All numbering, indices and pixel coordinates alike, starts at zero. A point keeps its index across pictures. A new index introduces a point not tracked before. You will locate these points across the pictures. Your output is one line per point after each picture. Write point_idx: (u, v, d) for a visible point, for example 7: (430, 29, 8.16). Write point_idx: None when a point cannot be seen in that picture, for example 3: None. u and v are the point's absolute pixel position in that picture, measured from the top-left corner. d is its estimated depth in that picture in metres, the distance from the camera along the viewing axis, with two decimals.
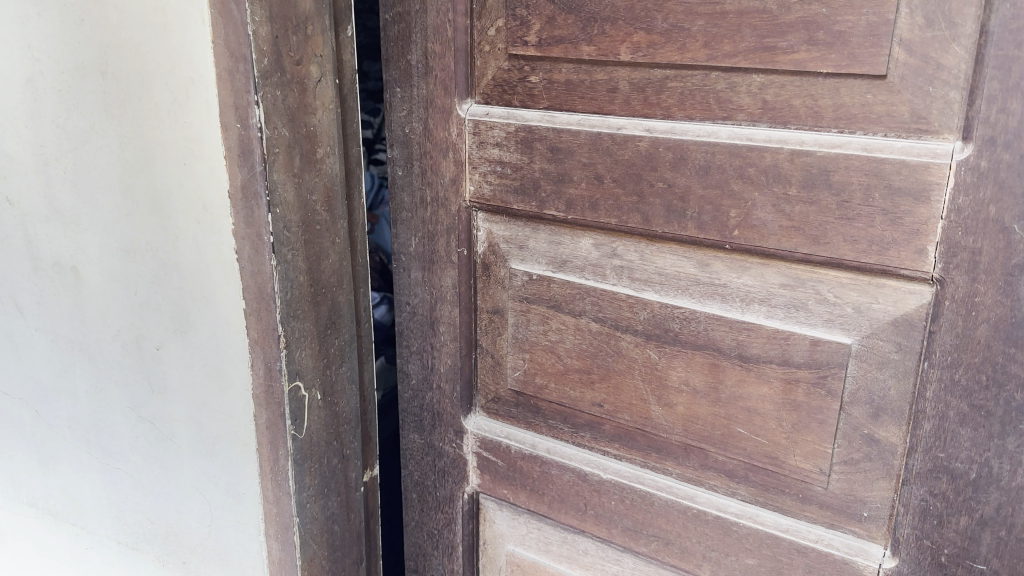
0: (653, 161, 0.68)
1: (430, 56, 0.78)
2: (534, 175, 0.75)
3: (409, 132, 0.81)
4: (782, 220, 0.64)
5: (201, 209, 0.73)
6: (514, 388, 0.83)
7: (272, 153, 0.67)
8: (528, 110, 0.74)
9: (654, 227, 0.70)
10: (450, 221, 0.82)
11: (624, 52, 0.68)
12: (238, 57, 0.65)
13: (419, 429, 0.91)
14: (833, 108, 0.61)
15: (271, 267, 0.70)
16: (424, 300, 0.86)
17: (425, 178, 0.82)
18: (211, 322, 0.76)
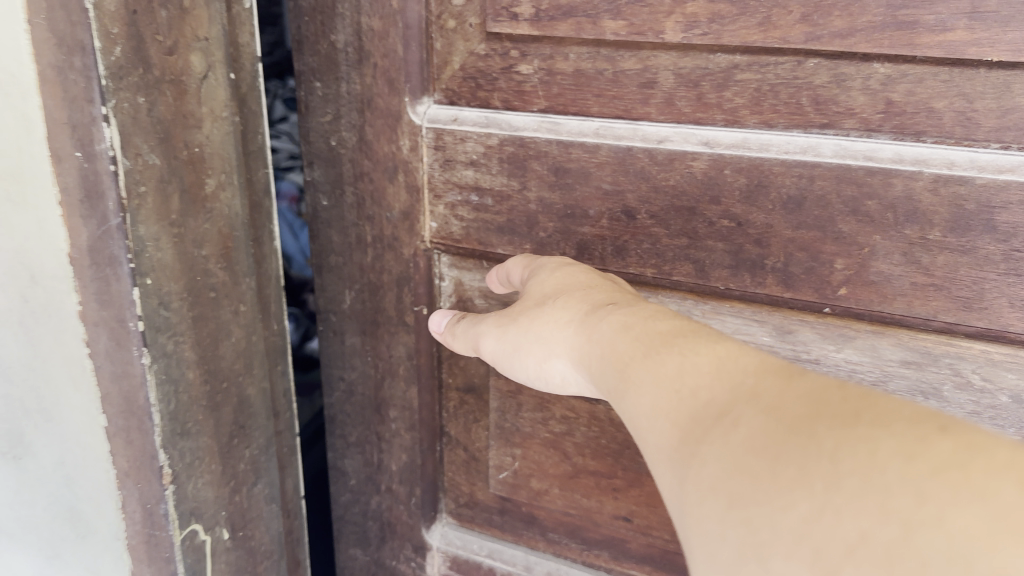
0: (714, 188, 0.47)
1: (366, 36, 0.53)
2: (528, 207, 0.52)
3: (337, 144, 0.57)
4: (915, 275, 0.44)
5: (28, 280, 0.44)
6: (499, 492, 0.61)
7: (137, 195, 0.42)
8: (516, 114, 0.52)
9: (712, 282, 0.49)
10: (401, 269, 0.58)
11: (671, 30, 0.45)
12: (72, 45, 0.38)
13: (362, 543, 0.68)
14: (1000, 113, 0.41)
15: (143, 370, 0.45)
16: (366, 375, 0.62)
17: (363, 210, 0.58)
18: (59, 444, 0.49)
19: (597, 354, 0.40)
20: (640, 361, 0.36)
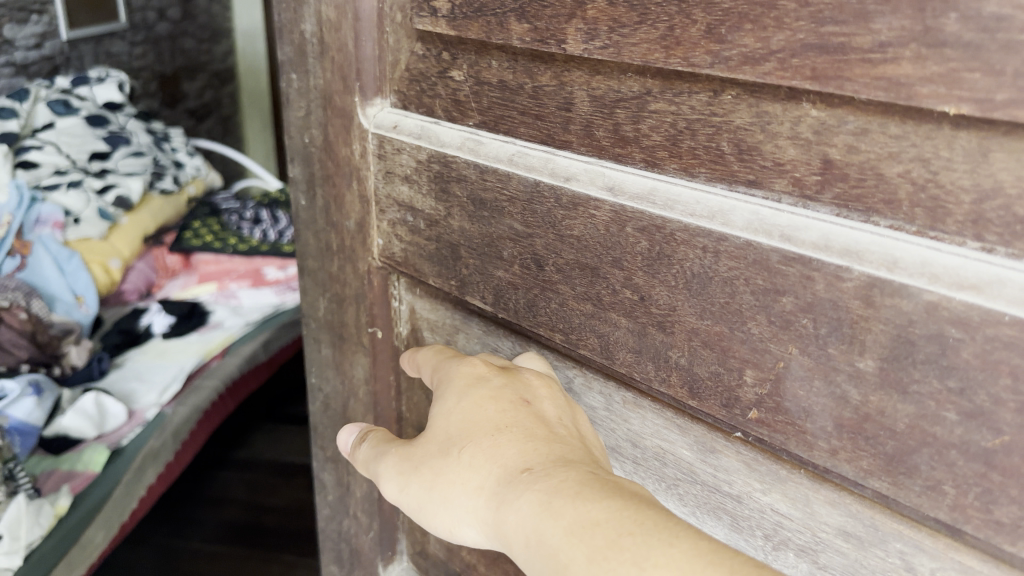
0: (616, 249, 0.36)
1: (324, 28, 0.49)
2: (453, 237, 0.44)
3: (310, 143, 0.53)
4: (840, 414, 0.30)
5: None
6: (446, 545, 0.55)
7: None
8: (450, 128, 0.44)
9: (617, 365, 0.38)
10: (357, 286, 0.53)
11: (573, 38, 0.35)
12: None
13: (338, 563, 0.65)
14: (976, 195, 0.26)
15: None
16: (338, 389, 0.59)
17: (331, 216, 0.53)
18: None
19: (518, 540, 0.33)
20: (582, 566, 0.30)
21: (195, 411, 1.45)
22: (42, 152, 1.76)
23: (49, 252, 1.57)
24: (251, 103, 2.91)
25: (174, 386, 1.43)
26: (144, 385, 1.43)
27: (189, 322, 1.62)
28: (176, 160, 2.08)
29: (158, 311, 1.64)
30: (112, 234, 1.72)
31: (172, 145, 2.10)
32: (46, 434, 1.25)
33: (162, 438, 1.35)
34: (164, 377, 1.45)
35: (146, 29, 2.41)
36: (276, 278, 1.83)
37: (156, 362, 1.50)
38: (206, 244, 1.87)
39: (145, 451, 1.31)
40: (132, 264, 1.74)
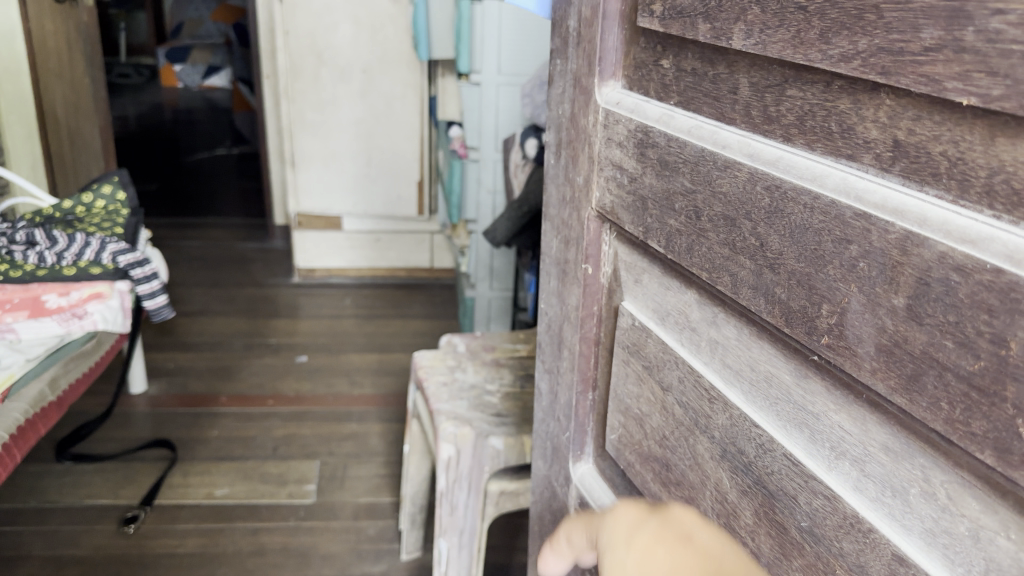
0: (748, 203, 0.54)
1: (582, 23, 0.74)
2: (644, 192, 0.67)
3: (563, 113, 0.80)
4: (880, 339, 0.45)
5: None
6: (615, 446, 0.79)
7: None
8: (655, 106, 0.66)
9: (739, 297, 0.56)
10: (580, 229, 0.79)
11: (736, 36, 0.54)
12: None
13: (547, 455, 0.95)
14: (988, 171, 0.39)
15: None
16: (557, 313, 0.87)
17: (569, 171, 0.81)
18: None
19: None
20: None
21: None
22: None
23: None
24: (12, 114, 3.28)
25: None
26: None
27: None
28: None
29: None
30: None
31: None
32: None
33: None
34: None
35: None
36: (59, 306, 2.06)
37: None
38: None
39: None
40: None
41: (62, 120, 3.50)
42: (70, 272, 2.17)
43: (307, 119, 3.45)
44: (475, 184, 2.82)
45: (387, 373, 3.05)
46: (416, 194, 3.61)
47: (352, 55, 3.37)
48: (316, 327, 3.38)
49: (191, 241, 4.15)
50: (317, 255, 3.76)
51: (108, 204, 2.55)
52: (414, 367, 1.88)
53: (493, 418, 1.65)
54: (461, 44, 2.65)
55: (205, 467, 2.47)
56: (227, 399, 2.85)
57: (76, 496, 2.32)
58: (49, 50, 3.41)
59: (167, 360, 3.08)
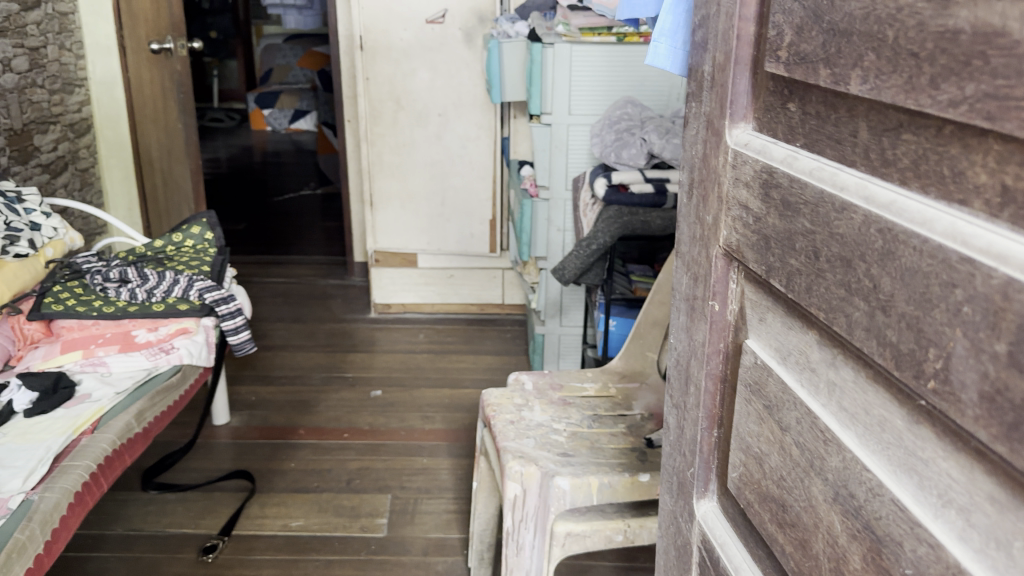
0: (863, 245, 0.54)
1: (715, 68, 0.76)
2: (767, 232, 0.67)
3: (694, 154, 0.82)
4: (982, 385, 0.45)
5: None
6: (736, 485, 0.78)
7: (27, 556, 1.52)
8: (781, 147, 0.66)
9: (853, 339, 0.56)
10: (709, 266, 0.80)
11: (855, 81, 0.55)
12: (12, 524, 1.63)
13: (672, 491, 0.95)
14: None
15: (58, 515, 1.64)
16: (686, 348, 0.87)
17: (699, 210, 0.81)
18: None
19: None
20: None
21: (66, 497, 1.67)
22: None
23: None
24: (110, 157, 3.81)
25: (40, 470, 1.70)
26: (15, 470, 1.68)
27: (54, 395, 1.96)
28: (31, 223, 2.36)
29: (18, 387, 1.96)
30: None
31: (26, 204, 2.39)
32: None
33: (28, 532, 1.54)
34: (29, 462, 1.72)
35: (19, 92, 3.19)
36: (148, 341, 2.20)
37: (24, 442, 1.80)
38: (82, 311, 2.24)
39: (13, 545, 1.50)
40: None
41: (156, 164, 3.78)
42: (159, 308, 2.29)
43: (384, 161, 3.55)
44: (544, 223, 2.83)
45: (459, 408, 3.07)
46: (489, 233, 3.65)
47: (430, 99, 3.46)
48: (389, 362, 3.43)
49: (274, 279, 4.29)
50: (392, 291, 3.82)
51: (197, 243, 2.66)
52: (483, 405, 1.90)
53: (560, 458, 1.65)
54: (533, 87, 2.71)
55: (281, 499, 2.52)
56: (304, 432, 2.91)
57: (159, 525, 2.40)
58: (144, 98, 3.68)
59: (249, 393, 3.17)
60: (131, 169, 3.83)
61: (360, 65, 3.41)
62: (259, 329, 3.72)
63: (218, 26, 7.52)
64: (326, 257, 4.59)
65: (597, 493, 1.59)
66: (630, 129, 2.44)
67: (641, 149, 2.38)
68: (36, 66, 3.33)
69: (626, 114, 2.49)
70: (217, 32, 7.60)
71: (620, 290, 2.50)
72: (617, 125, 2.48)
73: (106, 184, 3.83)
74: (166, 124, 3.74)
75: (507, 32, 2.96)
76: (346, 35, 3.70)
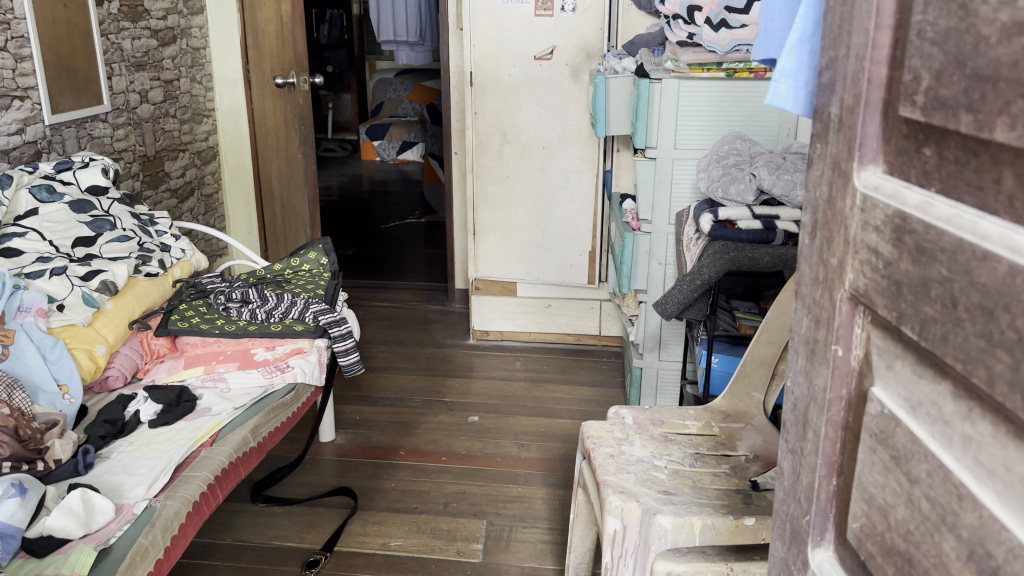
0: (1007, 296, 0.53)
1: (843, 109, 0.74)
2: (900, 277, 0.65)
3: (818, 195, 0.80)
4: None
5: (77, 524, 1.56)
6: (856, 537, 0.75)
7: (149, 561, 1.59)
8: (916, 191, 0.64)
9: (994, 393, 0.54)
10: (832, 309, 0.78)
11: (1001, 127, 0.53)
12: None
13: (784, 538, 0.92)
14: None
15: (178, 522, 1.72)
16: (805, 391, 0.85)
17: (823, 252, 0.80)
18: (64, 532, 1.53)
19: None
20: None
21: (186, 504, 1.75)
22: (28, 240, 2.16)
23: (34, 340, 1.97)
24: (233, 184, 4.02)
25: (163, 478, 1.79)
26: (140, 479, 1.78)
27: (177, 407, 2.07)
28: (162, 243, 2.53)
29: (145, 400, 2.09)
30: (101, 323, 2.16)
31: (157, 228, 2.58)
32: (30, 533, 1.53)
33: (151, 537, 1.63)
34: (153, 470, 1.82)
35: (153, 122, 3.43)
36: (265, 359, 2.29)
37: (150, 451, 1.90)
38: (206, 329, 2.36)
39: (136, 549, 1.58)
40: (115, 348, 2.19)
41: (275, 191, 3.95)
42: (276, 329, 2.38)
43: (489, 192, 3.62)
44: (645, 256, 2.82)
45: (554, 438, 3.06)
46: (588, 264, 3.65)
47: (535, 133, 3.50)
48: (487, 388, 3.46)
49: (379, 303, 4.41)
50: (491, 319, 3.87)
51: (312, 267, 2.77)
52: (582, 437, 1.89)
53: (661, 496, 1.63)
54: (637, 121, 2.71)
55: (382, 518, 2.57)
56: (404, 453, 2.96)
57: (266, 537, 2.48)
58: (267, 129, 3.87)
59: (353, 412, 3.26)
60: (250, 196, 4.03)
61: (469, 100, 3.50)
62: (364, 351, 3.82)
63: (335, 60, 7.86)
64: (429, 283, 4.69)
65: (700, 534, 1.56)
66: (739, 164, 2.41)
67: (750, 184, 2.34)
68: (170, 98, 3.56)
69: (735, 149, 2.47)
70: (333, 66, 7.95)
71: (723, 327, 2.45)
72: (726, 159, 2.45)
73: (229, 210, 4.06)
74: (287, 156, 3.85)
75: (615, 68, 2.98)
76: (456, 71, 3.81)
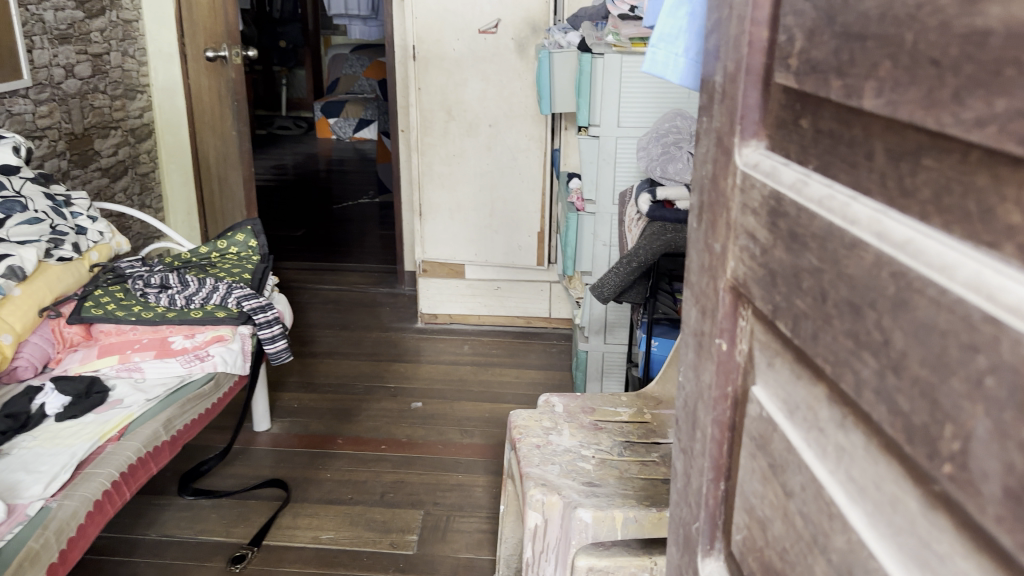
0: (873, 291, 0.46)
1: (727, 79, 0.67)
2: (774, 267, 0.58)
3: (705, 173, 0.73)
4: (1007, 478, 0.36)
5: None
6: (740, 550, 0.69)
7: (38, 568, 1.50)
8: (793, 169, 0.57)
9: (861, 401, 0.48)
10: (716, 300, 0.71)
11: (869, 95, 0.46)
12: None
13: (678, 543, 0.85)
14: None
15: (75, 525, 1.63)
16: (693, 388, 0.78)
17: (708, 238, 0.73)
18: None
19: None
20: None
21: (85, 505, 1.67)
22: None
23: None
24: (170, 162, 3.88)
25: (63, 476, 1.69)
26: (37, 477, 1.68)
27: (87, 399, 1.98)
28: (77, 226, 2.42)
29: (52, 391, 1.97)
30: (7, 312, 2.05)
31: (73, 210, 2.45)
32: None
33: (43, 540, 1.53)
34: (53, 468, 1.72)
35: (80, 97, 3.29)
36: (184, 348, 2.20)
37: (53, 447, 1.80)
38: (122, 316, 2.25)
39: (26, 553, 1.49)
40: (23, 337, 2.09)
41: (212, 169, 3.82)
42: (197, 315, 2.28)
43: (435, 171, 3.52)
44: (590, 237, 2.75)
45: (497, 424, 2.99)
46: (537, 246, 3.58)
47: (481, 110, 3.41)
48: (433, 373, 3.38)
49: (326, 286, 4.30)
50: (438, 302, 3.78)
51: (241, 250, 2.67)
52: (509, 427, 1.81)
53: (584, 488, 1.56)
54: (580, 98, 2.63)
55: (314, 510, 2.48)
56: (342, 441, 2.88)
57: (191, 531, 2.38)
58: (203, 105, 3.72)
59: (292, 399, 3.16)
60: (189, 175, 3.89)
61: (412, 75, 3.39)
62: (308, 336, 3.72)
63: (288, 36, 7.66)
64: (379, 265, 4.59)
65: (622, 528, 1.50)
66: (679, 143, 2.33)
67: (688, 163, 2.28)
68: (99, 73, 3.41)
69: (674, 127, 2.36)
70: (287, 41, 7.76)
71: (664, 310, 2.41)
72: (664, 138, 2.37)
73: (166, 189, 3.92)
74: (224, 133, 3.70)
75: (559, 43, 2.89)
76: (400, 46, 3.69)
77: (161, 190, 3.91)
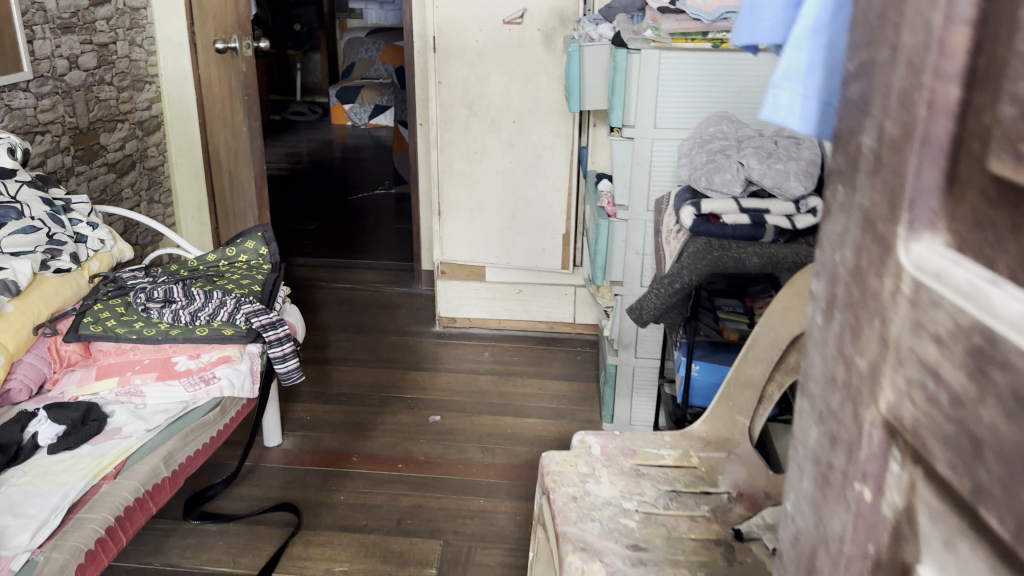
0: None
1: (885, 145, 0.50)
2: (982, 435, 0.41)
3: (841, 259, 0.56)
4: None
5: None
6: None
7: None
8: (1015, 297, 0.40)
9: None
10: (856, 432, 0.54)
11: None
12: None
13: None
14: None
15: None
16: (810, 528, 0.62)
17: (842, 345, 0.56)
18: None
19: None
20: None
21: (76, 557, 1.51)
22: None
23: None
24: (180, 155, 3.73)
25: (53, 522, 1.54)
26: (26, 523, 1.53)
27: (83, 429, 1.82)
28: (76, 233, 2.26)
29: (44, 419, 1.82)
30: None
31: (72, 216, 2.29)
32: None
33: None
34: (42, 512, 1.56)
35: (85, 90, 3.12)
36: (187, 369, 2.03)
37: (44, 486, 1.65)
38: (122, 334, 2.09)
39: None
40: (15, 358, 1.94)
41: (223, 164, 3.66)
42: (201, 333, 2.11)
43: (455, 169, 3.35)
44: (621, 245, 2.57)
45: (520, 441, 2.83)
46: (562, 248, 3.40)
47: (504, 105, 3.23)
48: (451, 383, 3.22)
49: (341, 285, 4.14)
50: (458, 305, 3.62)
51: (251, 258, 2.51)
52: (541, 472, 1.64)
53: (629, 553, 1.40)
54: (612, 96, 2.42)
55: (327, 539, 2.33)
56: (357, 459, 2.72)
57: (196, 561, 2.24)
58: (212, 96, 3.55)
59: (304, 411, 3.01)
60: (200, 169, 3.74)
61: (432, 68, 3.21)
62: (321, 340, 3.56)
63: (302, 18, 7.47)
64: (396, 262, 4.42)
65: None
66: (724, 151, 2.14)
67: (737, 174, 2.07)
68: (105, 64, 3.24)
69: (720, 132, 2.22)
70: (301, 24, 7.58)
71: (705, 331, 2.22)
72: (710, 145, 2.19)
73: (175, 183, 3.78)
74: (233, 127, 3.52)
75: (590, 35, 2.72)
76: (419, 36, 3.51)
77: (170, 185, 3.77)
